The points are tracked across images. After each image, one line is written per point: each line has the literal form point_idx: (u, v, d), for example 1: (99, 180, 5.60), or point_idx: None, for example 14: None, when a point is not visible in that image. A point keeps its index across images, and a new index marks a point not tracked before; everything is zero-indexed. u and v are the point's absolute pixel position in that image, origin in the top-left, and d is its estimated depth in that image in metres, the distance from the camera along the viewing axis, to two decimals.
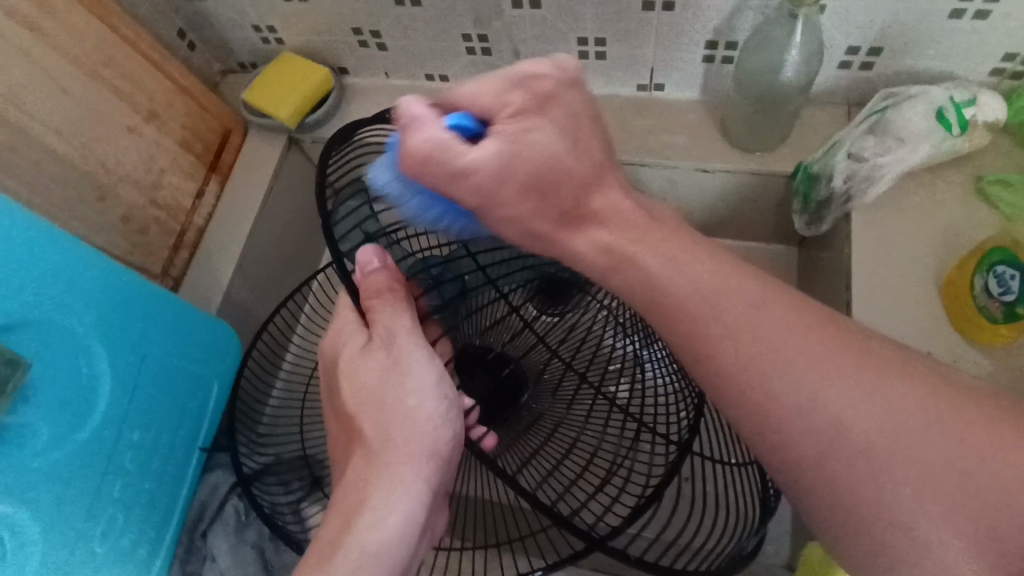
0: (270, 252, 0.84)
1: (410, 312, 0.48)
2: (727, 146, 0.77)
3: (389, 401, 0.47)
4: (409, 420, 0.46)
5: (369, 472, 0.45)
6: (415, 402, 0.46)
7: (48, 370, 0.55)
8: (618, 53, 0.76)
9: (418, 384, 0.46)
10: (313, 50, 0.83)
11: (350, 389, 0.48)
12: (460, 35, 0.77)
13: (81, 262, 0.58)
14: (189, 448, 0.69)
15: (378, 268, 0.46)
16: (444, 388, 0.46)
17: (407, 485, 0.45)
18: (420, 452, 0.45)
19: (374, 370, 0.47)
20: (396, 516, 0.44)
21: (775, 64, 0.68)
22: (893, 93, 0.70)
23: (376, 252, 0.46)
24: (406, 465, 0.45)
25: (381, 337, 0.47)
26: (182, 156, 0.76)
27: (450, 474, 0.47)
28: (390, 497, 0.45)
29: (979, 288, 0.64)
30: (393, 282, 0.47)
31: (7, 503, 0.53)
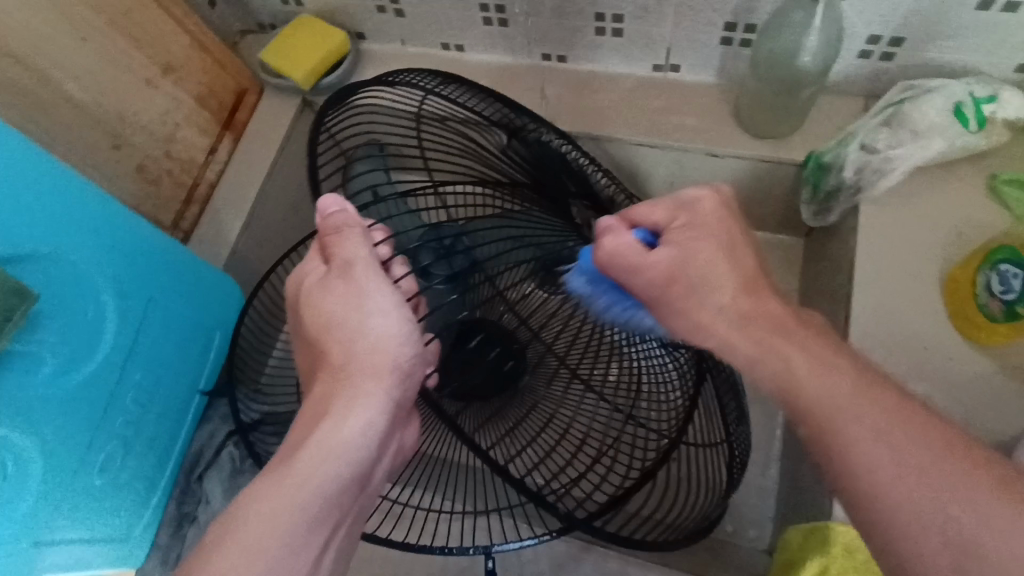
0: (277, 211, 0.87)
1: (367, 238, 0.47)
2: (739, 131, 0.77)
3: (351, 321, 0.46)
4: (370, 339, 0.46)
5: (334, 387, 0.45)
6: (376, 322, 0.46)
7: (49, 298, 0.51)
8: (634, 29, 0.75)
9: (378, 305, 0.46)
10: (331, 13, 0.86)
11: (314, 315, 0.47)
12: (477, 5, 0.78)
13: (77, 189, 0.52)
14: (189, 390, 0.65)
15: (336, 211, 0.48)
16: (404, 310, 0.46)
17: (372, 398, 0.45)
18: (381, 370, 0.46)
19: (335, 294, 0.46)
20: (359, 421, 0.44)
21: (792, 49, 0.66)
22: (911, 85, 0.68)
23: (334, 198, 0.48)
24: (366, 380, 0.45)
25: (344, 263, 0.46)
26: (197, 111, 0.80)
27: (411, 389, 0.47)
28: (352, 409, 0.44)
29: (981, 286, 0.62)
30: (350, 220, 0.47)
31: (18, 429, 0.49)
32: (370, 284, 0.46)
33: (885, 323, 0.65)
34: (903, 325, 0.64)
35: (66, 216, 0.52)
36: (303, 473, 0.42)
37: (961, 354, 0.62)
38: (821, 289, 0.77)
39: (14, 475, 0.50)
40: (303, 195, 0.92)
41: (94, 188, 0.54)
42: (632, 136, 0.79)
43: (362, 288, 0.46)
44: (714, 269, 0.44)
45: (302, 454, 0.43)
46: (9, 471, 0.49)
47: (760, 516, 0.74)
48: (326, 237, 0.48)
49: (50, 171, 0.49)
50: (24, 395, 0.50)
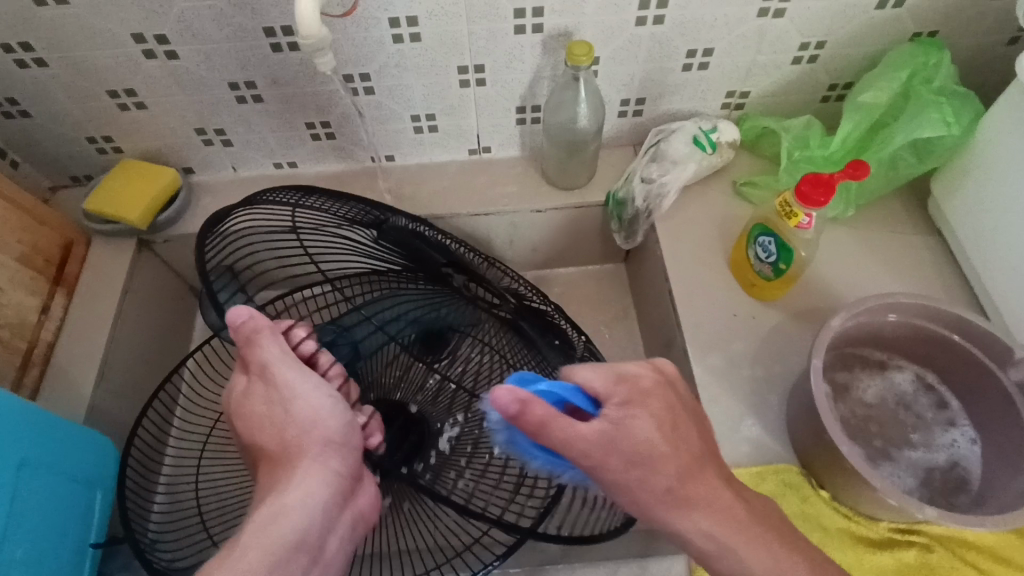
0: (132, 355, 0.84)
1: (278, 338, 0.51)
2: (551, 188, 0.93)
3: (279, 414, 0.50)
4: (297, 423, 0.50)
5: (277, 475, 0.48)
6: (301, 406, 0.50)
7: None
8: (446, 124, 0.89)
9: (300, 390, 0.50)
10: (155, 153, 0.88)
11: (240, 422, 0.51)
12: (304, 124, 0.87)
13: None
14: (80, 557, 0.60)
15: (247, 319, 0.51)
16: (326, 389, 0.51)
17: (309, 470, 0.47)
18: (314, 445, 0.49)
19: (257, 397, 0.51)
20: (297, 491, 0.46)
21: (571, 118, 0.85)
22: (661, 130, 0.90)
23: (245, 307, 0.51)
24: (304, 459, 0.48)
25: (261, 366, 0.50)
26: (22, 272, 0.76)
27: (352, 457, 0.50)
28: (294, 482, 0.47)
29: (753, 257, 0.79)
30: (261, 324, 0.51)
31: None
32: (290, 377, 0.50)
33: (700, 306, 0.82)
34: (713, 299, 0.82)
35: None
36: (248, 545, 0.43)
37: (760, 311, 0.81)
38: (649, 295, 0.95)
39: None
40: (156, 334, 0.89)
41: None
42: (469, 209, 0.91)
43: (280, 383, 0.50)
44: (654, 442, 0.48)
45: (251, 526, 0.44)
46: None
47: None
48: (241, 346, 0.51)
49: None
50: None
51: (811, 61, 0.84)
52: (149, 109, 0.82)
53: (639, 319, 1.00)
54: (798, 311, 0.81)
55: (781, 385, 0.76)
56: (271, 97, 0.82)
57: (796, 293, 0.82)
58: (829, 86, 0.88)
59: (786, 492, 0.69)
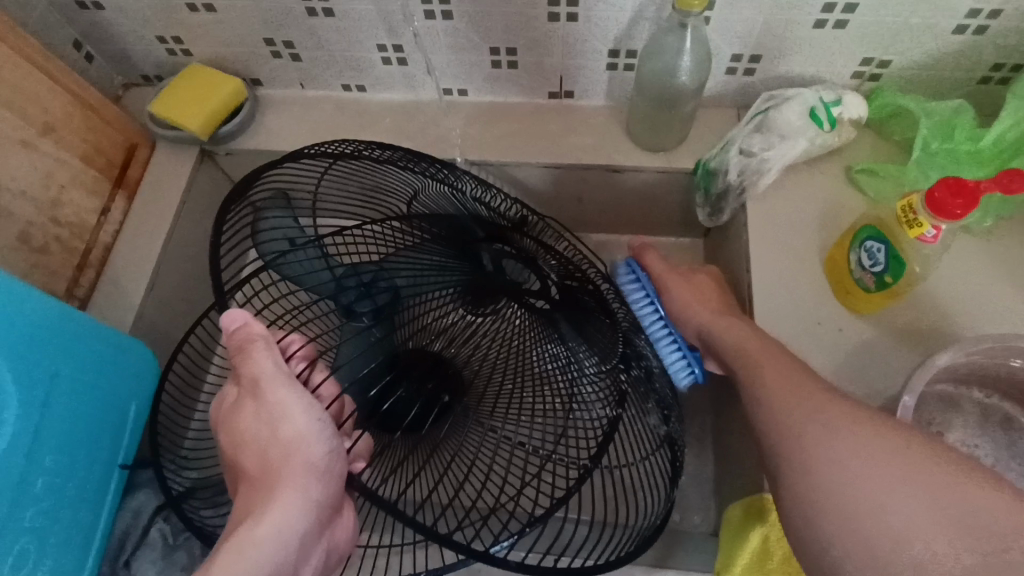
0: (184, 269, 0.84)
1: (273, 352, 0.49)
2: (634, 147, 0.83)
3: (266, 432, 0.47)
4: (282, 446, 0.46)
5: (255, 498, 0.45)
6: (286, 429, 0.46)
7: None
8: (527, 61, 0.80)
9: (289, 410, 0.47)
10: (223, 61, 0.85)
11: (228, 437, 0.49)
12: (375, 46, 0.80)
13: None
14: (110, 467, 0.63)
15: (241, 327, 0.50)
16: (317, 411, 0.47)
17: (290, 501, 0.44)
18: (297, 472, 0.45)
19: (246, 413, 0.48)
20: (273, 523, 0.43)
21: (669, 71, 0.74)
22: (773, 96, 0.78)
23: (241, 312, 0.50)
24: (282, 484, 0.44)
25: (252, 379, 0.48)
26: (85, 172, 0.76)
27: (336, 488, 0.46)
28: (273, 511, 0.44)
29: (854, 262, 0.69)
30: (253, 334, 0.49)
31: None
32: (279, 397, 0.47)
33: (779, 307, 0.72)
34: (797, 300, 0.72)
35: None
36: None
37: (849, 323, 0.71)
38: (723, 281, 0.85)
39: None
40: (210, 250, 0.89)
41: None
42: (539, 159, 0.83)
43: (268, 402, 0.47)
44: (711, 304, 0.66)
45: (220, 556, 0.41)
46: None
47: (702, 503, 0.80)
48: (236, 354, 0.49)
49: None
50: None
51: (978, 32, 0.69)
52: (218, 13, 0.77)
53: None
54: (896, 331, 0.70)
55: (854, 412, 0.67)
56: (342, 12, 0.75)
57: (898, 308, 0.70)
58: (993, 65, 0.72)
59: None
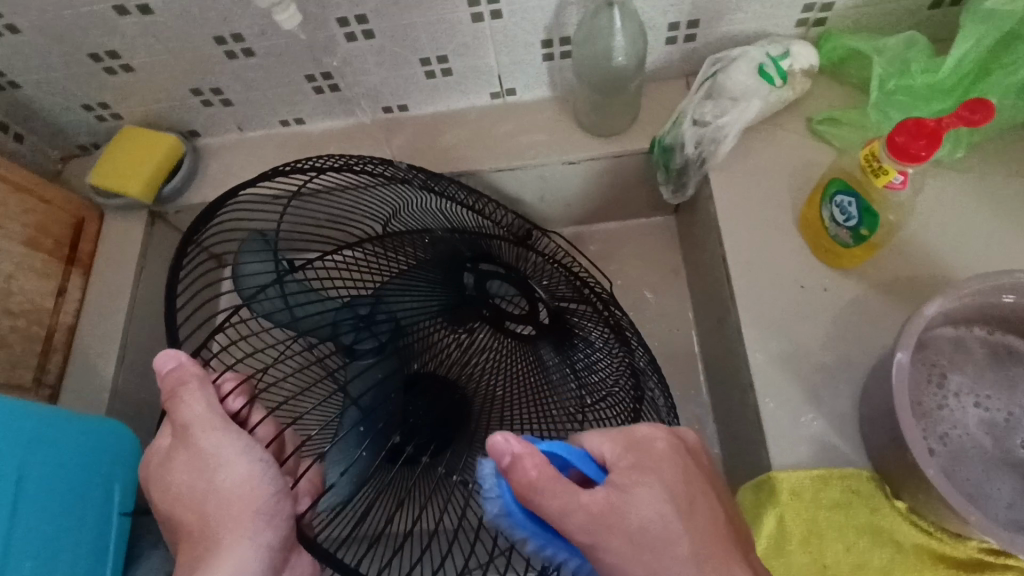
0: (155, 335, 0.82)
1: (205, 392, 0.45)
2: (586, 134, 0.80)
3: (203, 481, 0.44)
4: (221, 493, 0.43)
5: (200, 548, 0.44)
6: (225, 476, 0.43)
7: None
8: (461, 66, 0.77)
9: (225, 457, 0.43)
10: (155, 118, 0.83)
11: (163, 488, 0.45)
12: (304, 77, 0.77)
13: None
14: (100, 556, 0.61)
15: (175, 366, 0.45)
16: (254, 453, 0.44)
17: (240, 548, 0.43)
18: (244, 519, 0.43)
19: (179, 462, 0.45)
20: (226, 573, 0.43)
21: (606, 52, 0.71)
22: (718, 58, 0.75)
23: (174, 352, 0.45)
24: (229, 533, 0.43)
25: (181, 426, 0.44)
26: (32, 256, 0.74)
27: (287, 525, 0.45)
28: (223, 561, 0.43)
29: (828, 219, 0.66)
30: (187, 376, 0.45)
31: None
32: (213, 440, 0.44)
33: (758, 276, 0.70)
34: (777, 266, 0.70)
35: None
36: None
37: (833, 281, 0.68)
38: (701, 256, 0.83)
39: None
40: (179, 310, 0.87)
41: None
42: (491, 164, 0.81)
43: (201, 450, 0.44)
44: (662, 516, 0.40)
45: None
46: None
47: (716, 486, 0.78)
48: (165, 398, 0.45)
49: None
50: None
51: None
52: (138, 71, 0.75)
53: (690, 280, 0.89)
54: (884, 281, 0.67)
55: (852, 372, 0.65)
56: (262, 49, 0.73)
57: (882, 256, 0.68)
58: None
59: (852, 500, 0.60)
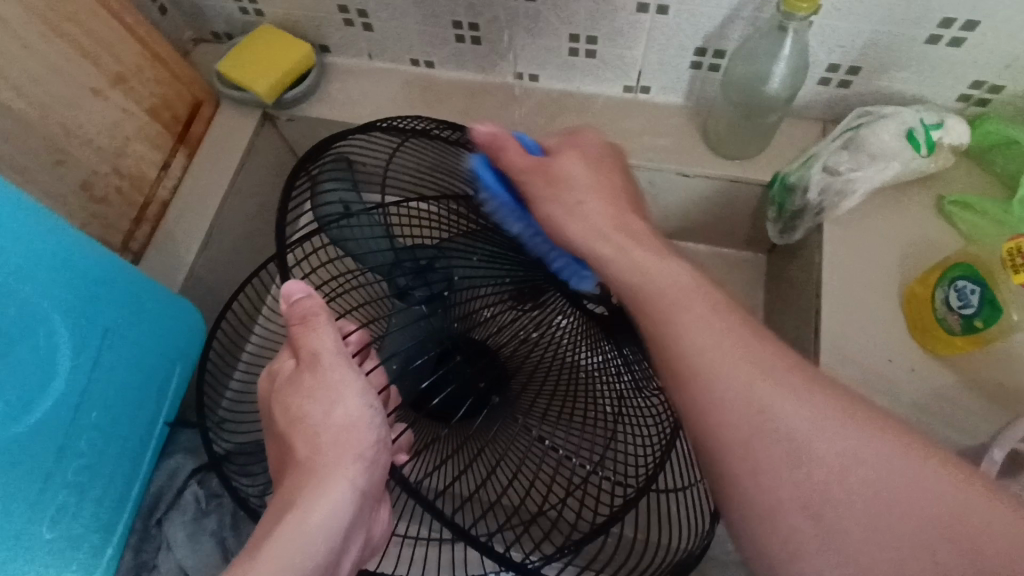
0: (239, 232, 0.84)
1: (332, 327, 0.47)
2: (709, 152, 0.79)
3: (319, 412, 0.45)
4: (333, 428, 0.45)
5: (301, 480, 0.43)
6: (340, 414, 0.45)
7: (6, 342, 0.49)
8: (607, 52, 0.76)
9: (343, 393, 0.45)
10: (294, 24, 0.83)
11: (281, 412, 0.46)
12: (451, 22, 0.77)
13: (40, 233, 0.50)
14: (150, 427, 0.63)
15: (303, 298, 0.48)
16: (368, 396, 0.46)
17: (337, 488, 0.43)
18: (346, 458, 0.44)
19: (302, 388, 0.46)
20: (322, 511, 0.42)
21: (761, 75, 0.69)
22: (868, 112, 0.73)
23: (300, 285, 0.48)
24: (331, 468, 0.44)
25: (310, 355, 0.46)
26: (150, 125, 0.75)
27: (378, 477, 0.46)
28: (319, 499, 0.43)
29: (940, 301, 0.64)
30: (316, 307, 0.47)
31: None
32: (338, 376, 0.46)
33: (848, 337, 0.68)
34: (872, 334, 0.68)
35: (35, 257, 0.50)
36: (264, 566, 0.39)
37: (923, 364, 0.66)
38: (789, 302, 0.81)
39: None
40: (263, 214, 0.88)
41: (64, 231, 0.52)
42: None
43: (326, 381, 0.46)
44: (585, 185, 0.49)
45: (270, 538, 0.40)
46: None
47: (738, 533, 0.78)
48: (291, 326, 0.47)
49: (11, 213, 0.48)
50: None
51: None
52: None
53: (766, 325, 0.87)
54: (978, 377, 0.65)
55: None
56: None
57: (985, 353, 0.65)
58: None
59: None
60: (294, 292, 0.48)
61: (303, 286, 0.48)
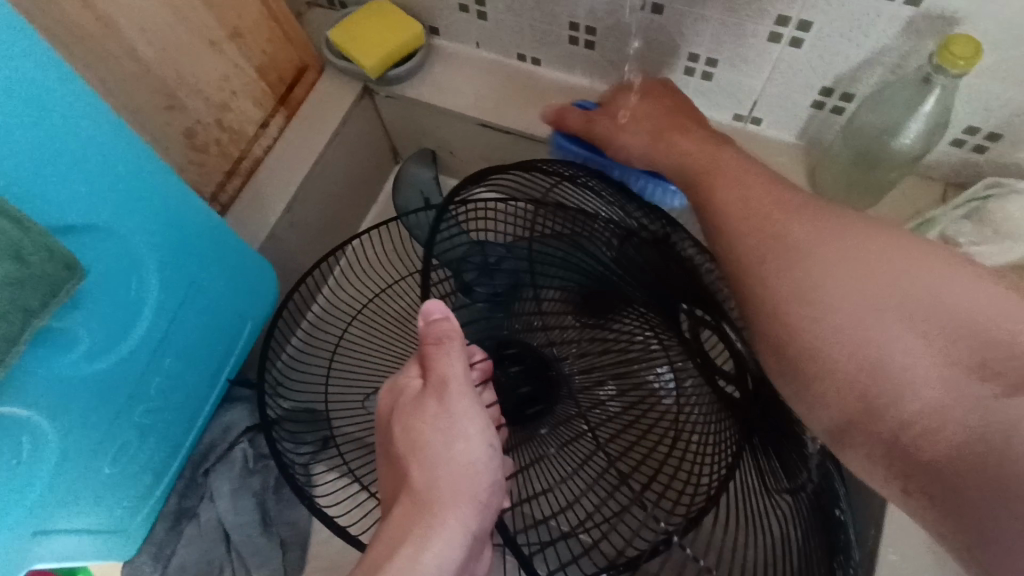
0: (321, 200, 0.84)
1: (463, 355, 0.47)
2: (813, 197, 0.74)
3: (440, 445, 0.44)
4: (452, 465, 0.43)
5: (414, 513, 0.42)
6: (460, 451, 0.44)
7: (103, 281, 0.49)
8: (725, 77, 0.72)
9: (466, 430, 0.44)
10: (409, 2, 0.82)
11: (400, 435, 0.45)
12: (567, 22, 0.75)
13: (146, 178, 0.51)
14: (213, 380, 0.64)
15: (440, 318, 0.47)
16: (490, 436, 0.45)
17: (451, 531, 0.41)
18: (463, 499, 0.43)
19: (426, 414, 0.45)
20: (435, 552, 0.40)
21: (890, 127, 0.65)
22: (999, 184, 0.67)
23: (439, 304, 0.48)
24: (446, 507, 0.42)
25: (439, 380, 0.46)
26: (256, 83, 0.76)
27: (489, 520, 0.44)
28: (433, 540, 0.41)
29: None
30: (452, 331, 0.47)
31: (43, 411, 0.47)
32: (463, 408, 0.45)
33: None
34: None
35: (138, 202, 0.51)
36: None
37: None
38: None
39: (28, 452, 0.47)
40: (346, 186, 0.88)
41: (167, 179, 0.53)
42: None
43: (452, 412, 0.44)
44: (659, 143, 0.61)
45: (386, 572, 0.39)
46: (22, 451, 0.46)
47: None
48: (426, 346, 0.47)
49: (125, 156, 0.48)
50: (55, 370, 0.47)
51: None
52: None
53: None
54: None
55: None
56: None
57: None
58: None
59: None
60: (432, 310, 0.48)
61: (444, 309, 0.48)
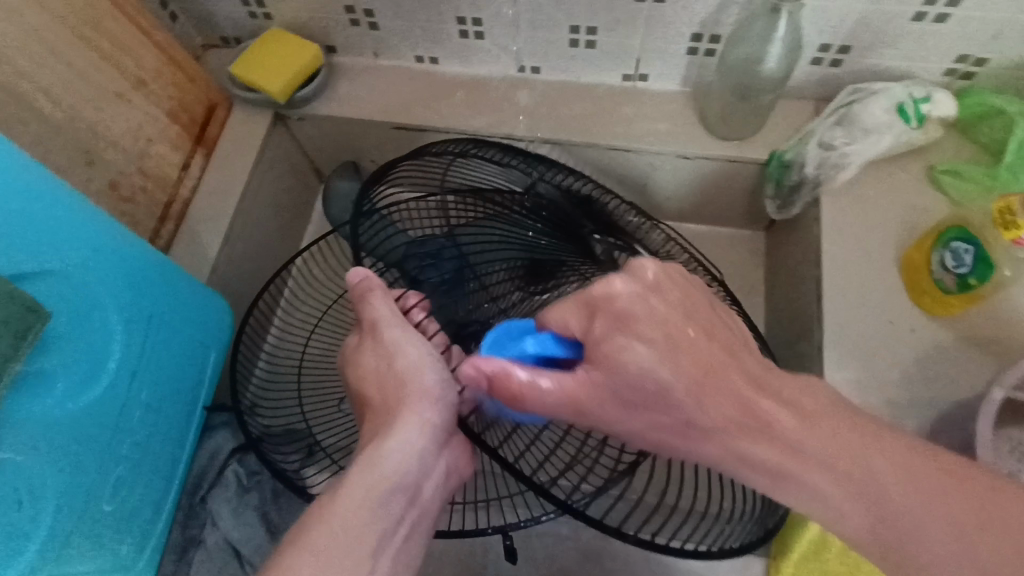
0: (257, 228, 0.86)
1: (387, 298, 0.52)
2: (706, 133, 0.82)
3: (383, 368, 0.50)
4: (399, 378, 0.49)
5: (377, 425, 0.48)
6: (402, 362, 0.49)
7: (69, 322, 0.51)
8: (606, 41, 0.79)
9: (403, 349, 0.50)
10: (302, 25, 0.85)
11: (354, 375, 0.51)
12: (454, 18, 0.80)
13: (91, 221, 0.53)
14: (191, 410, 0.65)
15: (362, 280, 0.52)
16: (425, 348, 0.50)
17: (411, 429, 0.47)
18: (416, 398, 0.48)
19: (366, 351, 0.51)
20: (399, 447, 0.46)
21: (756, 57, 0.72)
22: (859, 89, 0.76)
23: (359, 269, 0.52)
24: (401, 410, 0.47)
25: (370, 325, 0.51)
26: (169, 127, 0.77)
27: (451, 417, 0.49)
28: (395, 441, 0.46)
29: (935, 262, 0.68)
30: (373, 284, 0.51)
31: (32, 453, 0.48)
32: (394, 334, 0.50)
33: (848, 304, 0.71)
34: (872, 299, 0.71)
35: (90, 244, 0.53)
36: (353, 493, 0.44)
37: (920, 325, 0.69)
38: (790, 274, 0.84)
39: (23, 494, 0.48)
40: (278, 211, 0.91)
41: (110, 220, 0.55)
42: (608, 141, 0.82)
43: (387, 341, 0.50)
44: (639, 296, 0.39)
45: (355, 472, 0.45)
46: (17, 494, 0.48)
47: None
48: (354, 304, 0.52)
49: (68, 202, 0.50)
50: (37, 413, 0.49)
51: None
52: None
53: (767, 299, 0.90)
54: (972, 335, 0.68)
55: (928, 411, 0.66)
56: None
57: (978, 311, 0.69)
58: None
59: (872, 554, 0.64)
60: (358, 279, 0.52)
61: (362, 271, 0.52)
